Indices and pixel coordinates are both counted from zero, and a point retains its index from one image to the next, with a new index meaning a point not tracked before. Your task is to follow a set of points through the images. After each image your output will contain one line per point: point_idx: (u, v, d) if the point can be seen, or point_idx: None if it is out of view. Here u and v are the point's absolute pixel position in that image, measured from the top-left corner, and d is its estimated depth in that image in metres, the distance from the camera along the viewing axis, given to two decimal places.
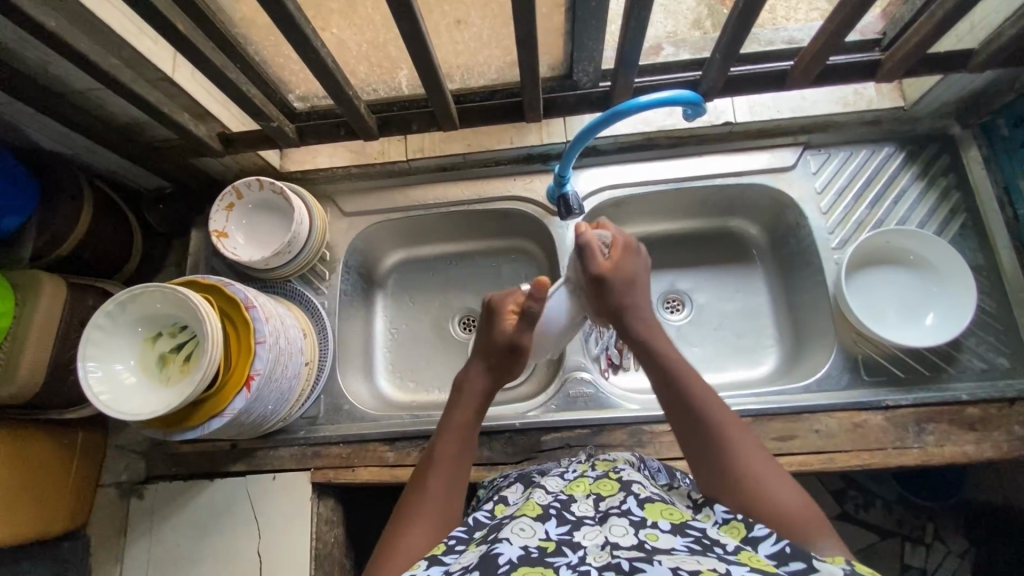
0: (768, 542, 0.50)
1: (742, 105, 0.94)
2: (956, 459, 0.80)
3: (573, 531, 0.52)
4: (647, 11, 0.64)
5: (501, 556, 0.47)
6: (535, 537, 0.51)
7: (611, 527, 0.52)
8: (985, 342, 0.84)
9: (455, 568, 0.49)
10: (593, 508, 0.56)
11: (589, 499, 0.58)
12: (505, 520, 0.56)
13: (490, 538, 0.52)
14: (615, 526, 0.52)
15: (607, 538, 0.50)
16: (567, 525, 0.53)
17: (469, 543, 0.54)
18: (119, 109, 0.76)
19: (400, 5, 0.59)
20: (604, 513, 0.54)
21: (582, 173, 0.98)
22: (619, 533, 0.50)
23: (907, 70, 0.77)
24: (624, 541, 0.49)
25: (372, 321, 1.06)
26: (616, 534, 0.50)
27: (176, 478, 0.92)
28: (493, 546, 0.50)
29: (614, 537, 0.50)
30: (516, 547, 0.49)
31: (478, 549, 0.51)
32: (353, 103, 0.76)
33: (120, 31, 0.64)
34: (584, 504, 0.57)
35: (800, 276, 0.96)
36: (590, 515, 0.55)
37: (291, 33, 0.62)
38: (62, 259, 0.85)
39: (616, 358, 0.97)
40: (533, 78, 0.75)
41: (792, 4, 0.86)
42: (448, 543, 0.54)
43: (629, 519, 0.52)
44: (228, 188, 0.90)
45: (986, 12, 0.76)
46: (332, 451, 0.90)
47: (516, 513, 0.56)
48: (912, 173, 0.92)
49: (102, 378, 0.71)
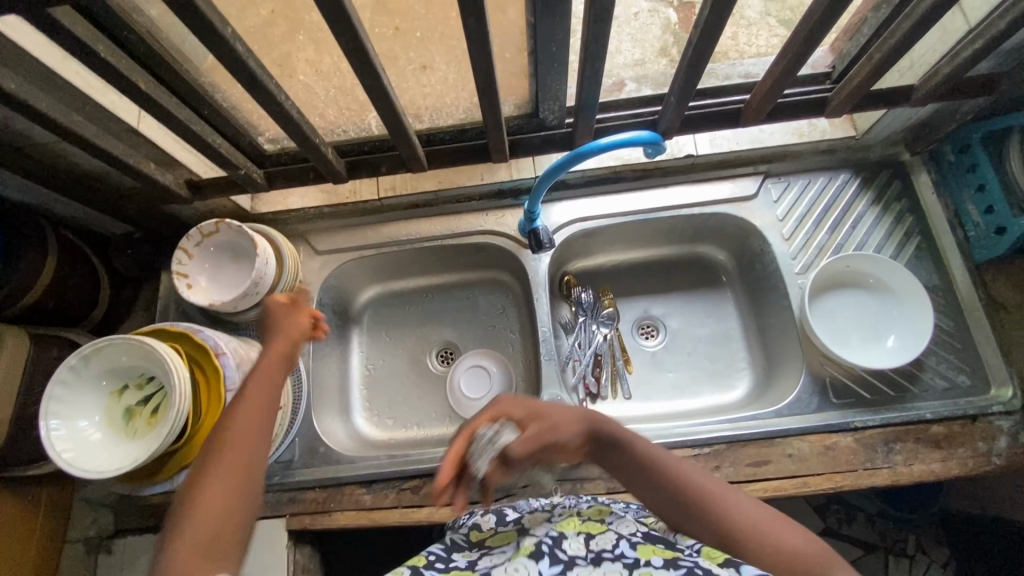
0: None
1: (704, 139, 0.96)
2: (924, 477, 0.81)
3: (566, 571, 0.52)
4: (601, 59, 0.67)
5: None
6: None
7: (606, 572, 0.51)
8: (945, 360, 0.87)
9: None
10: (585, 547, 0.55)
11: (580, 537, 0.57)
12: (496, 563, 0.54)
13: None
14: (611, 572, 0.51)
15: None
16: (561, 565, 0.53)
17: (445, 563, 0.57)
18: (85, 160, 0.76)
19: (361, 61, 0.61)
20: (597, 554, 0.54)
21: (551, 207, 1.00)
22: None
23: (854, 106, 0.81)
24: None
25: (348, 358, 1.05)
26: None
27: (145, 531, 0.89)
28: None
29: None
30: None
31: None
32: (320, 149, 0.77)
33: (80, 88, 0.64)
34: (575, 542, 0.56)
35: (766, 301, 0.99)
36: (582, 556, 0.54)
37: (253, 87, 0.62)
38: (25, 310, 0.83)
39: (594, 386, 0.99)
40: (497, 122, 0.77)
41: (755, 32, 0.94)
42: (428, 560, 0.57)
43: (624, 563, 0.52)
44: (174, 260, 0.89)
45: (923, 50, 0.80)
46: (308, 495, 0.88)
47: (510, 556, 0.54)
48: (867, 200, 0.95)
49: (65, 436, 0.69)
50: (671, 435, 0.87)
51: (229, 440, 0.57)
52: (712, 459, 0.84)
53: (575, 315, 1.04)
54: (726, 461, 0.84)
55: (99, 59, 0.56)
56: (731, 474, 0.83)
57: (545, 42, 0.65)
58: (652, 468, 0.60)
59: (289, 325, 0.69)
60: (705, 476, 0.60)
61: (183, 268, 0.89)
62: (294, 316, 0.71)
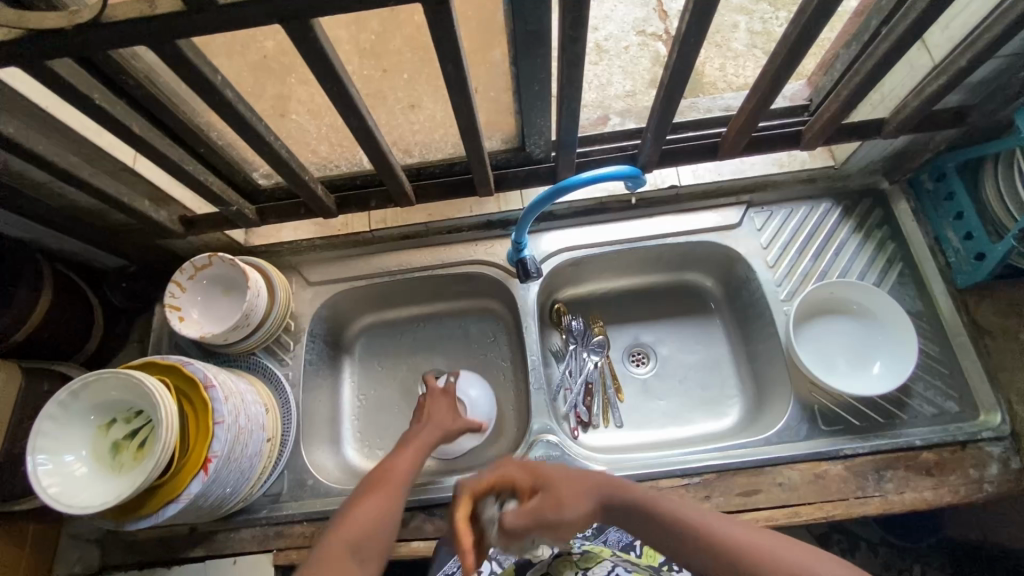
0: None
1: (686, 171, 0.99)
2: (916, 505, 0.81)
3: None
4: (577, 100, 0.70)
5: None
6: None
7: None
8: (933, 386, 0.87)
9: None
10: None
11: None
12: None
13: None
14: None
15: None
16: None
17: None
18: (81, 199, 0.78)
19: (347, 103, 0.63)
20: None
21: (539, 237, 1.01)
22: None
23: (827, 138, 0.84)
24: None
25: (339, 389, 1.06)
26: None
27: (131, 567, 0.88)
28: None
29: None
30: None
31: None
32: (310, 185, 0.79)
33: (78, 132, 0.67)
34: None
35: (754, 328, 1.00)
36: None
37: (243, 130, 0.65)
38: (18, 345, 0.84)
39: (584, 415, 0.99)
40: (482, 157, 0.79)
41: (741, 63, 1.02)
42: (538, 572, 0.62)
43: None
44: (166, 292, 0.90)
45: (893, 84, 0.83)
46: (295, 530, 0.88)
47: None
48: (849, 227, 0.97)
49: (51, 470, 0.69)
50: (660, 465, 0.86)
51: (377, 478, 0.77)
52: (702, 488, 0.84)
53: (566, 343, 1.05)
54: (716, 491, 0.84)
55: (94, 107, 0.59)
56: (721, 504, 0.83)
57: (528, 82, 0.68)
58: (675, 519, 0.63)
59: (438, 411, 0.89)
60: (733, 526, 0.62)
61: (177, 300, 0.90)
62: (444, 405, 0.90)
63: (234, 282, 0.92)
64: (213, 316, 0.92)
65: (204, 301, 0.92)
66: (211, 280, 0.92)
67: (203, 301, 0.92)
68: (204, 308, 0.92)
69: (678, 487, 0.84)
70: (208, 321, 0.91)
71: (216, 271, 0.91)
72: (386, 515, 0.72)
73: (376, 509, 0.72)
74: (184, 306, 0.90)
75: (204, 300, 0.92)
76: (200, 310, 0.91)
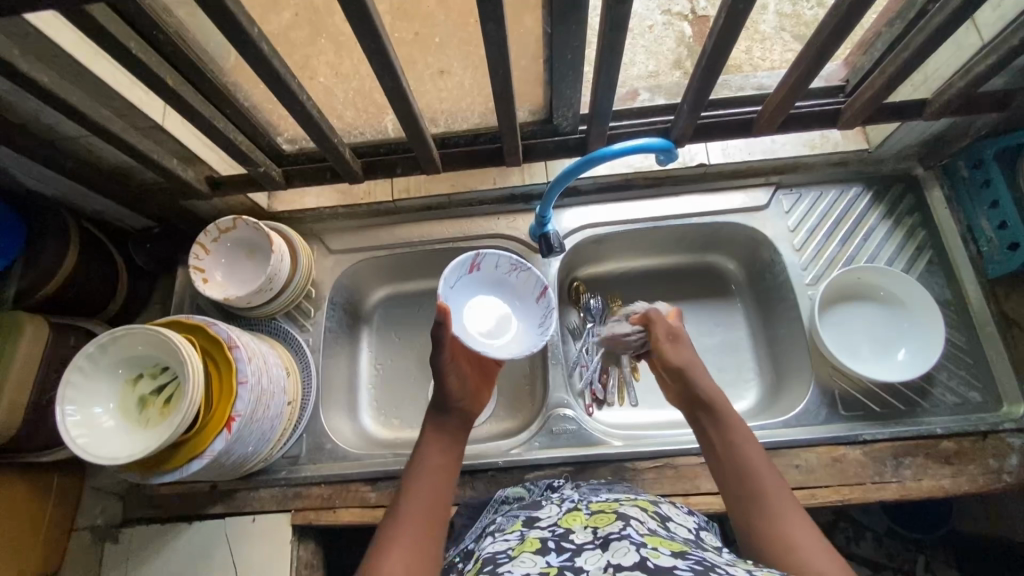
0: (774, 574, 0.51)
1: (716, 149, 0.97)
2: (933, 493, 0.81)
3: (574, 557, 0.52)
4: (615, 66, 0.68)
5: None
6: (537, 566, 0.52)
7: (614, 550, 0.51)
8: (957, 376, 0.86)
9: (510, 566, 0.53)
10: (592, 536, 0.55)
11: (586, 530, 0.57)
12: (499, 554, 0.56)
13: (487, 569, 0.53)
14: (618, 549, 0.51)
15: (610, 560, 0.50)
16: (568, 553, 0.53)
17: (513, 549, 0.56)
18: (110, 155, 0.78)
19: (382, 62, 0.62)
20: (605, 539, 0.53)
21: (562, 212, 1.00)
22: (621, 554, 0.50)
23: (866, 118, 0.81)
24: (626, 560, 0.49)
25: (357, 357, 1.06)
26: (617, 555, 0.50)
27: (153, 521, 0.90)
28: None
29: (616, 559, 0.49)
30: None
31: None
32: (338, 149, 0.79)
33: (111, 84, 0.66)
34: (582, 534, 0.56)
35: (775, 311, 0.99)
36: (590, 542, 0.54)
37: (276, 86, 0.64)
38: (45, 300, 0.86)
39: (599, 393, 0.99)
40: (511, 126, 0.78)
41: (768, 48, 0.99)
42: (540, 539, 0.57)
43: (630, 541, 0.52)
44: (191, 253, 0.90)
45: (938, 64, 0.80)
46: (313, 491, 0.89)
47: (514, 549, 0.56)
48: (879, 213, 0.95)
49: (80, 421, 0.70)
50: (677, 442, 0.87)
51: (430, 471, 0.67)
52: None
53: (583, 321, 1.04)
54: None
55: (131, 57, 0.59)
56: None
57: (562, 50, 0.66)
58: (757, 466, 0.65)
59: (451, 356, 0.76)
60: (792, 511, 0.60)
61: (201, 262, 0.90)
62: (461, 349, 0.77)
63: (257, 245, 0.92)
64: (236, 279, 0.92)
65: (228, 263, 0.92)
66: (234, 242, 0.92)
67: (227, 263, 0.92)
68: (228, 271, 0.92)
69: (694, 465, 0.85)
70: (232, 284, 0.92)
71: (240, 234, 0.91)
72: (445, 493, 0.66)
73: (432, 491, 0.65)
74: (208, 268, 0.91)
75: (228, 262, 0.92)
76: (224, 272, 0.92)
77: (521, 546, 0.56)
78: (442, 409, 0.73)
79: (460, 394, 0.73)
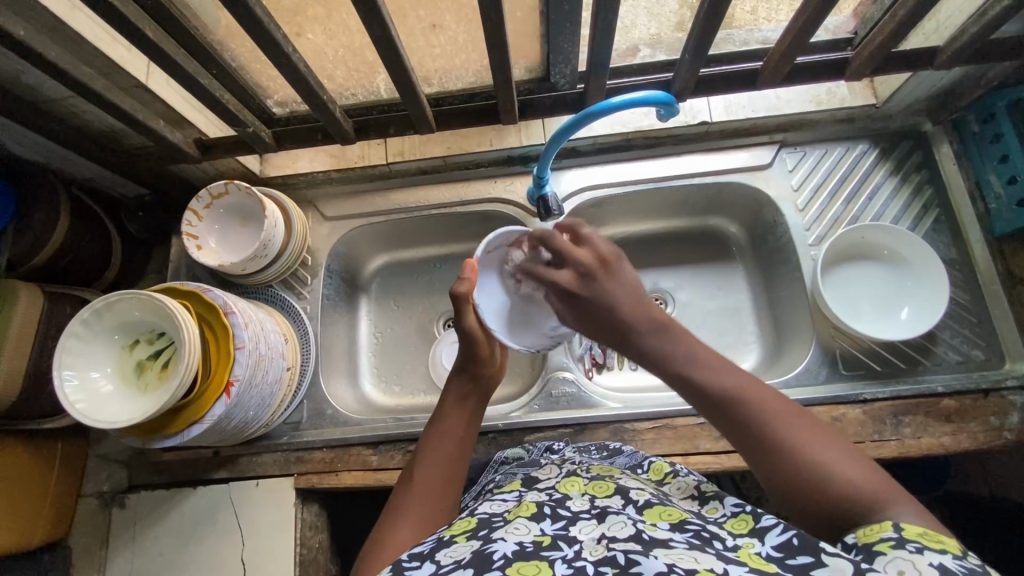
0: (774, 531, 0.48)
1: (719, 105, 0.94)
2: (933, 450, 0.81)
3: (569, 525, 0.51)
4: (616, 11, 0.64)
5: (495, 554, 0.46)
6: (530, 534, 0.50)
7: (610, 523, 0.50)
8: (959, 334, 0.86)
9: (502, 528, 0.51)
10: (588, 504, 0.55)
11: (584, 497, 0.57)
12: (495, 517, 0.55)
13: (481, 534, 0.51)
14: (615, 523, 0.50)
15: (604, 533, 0.49)
16: (563, 520, 0.52)
17: (505, 516, 0.54)
18: (95, 117, 0.76)
19: (367, 10, 0.60)
20: (602, 510, 0.53)
21: (560, 175, 0.98)
22: (617, 527, 0.49)
23: (874, 68, 0.78)
24: (621, 534, 0.49)
25: (356, 324, 1.06)
26: (613, 529, 0.49)
27: (159, 487, 0.91)
28: (486, 548, 0.48)
29: (611, 532, 0.49)
30: (511, 543, 0.48)
31: (469, 544, 0.50)
32: (329, 107, 0.77)
33: (91, 41, 0.64)
34: (580, 501, 0.56)
35: (777, 271, 0.97)
36: (586, 511, 0.54)
37: (260, 38, 0.62)
38: (38, 268, 0.85)
39: (599, 356, 0.99)
40: (507, 81, 0.76)
41: (772, 6, 0.86)
42: (538, 506, 0.55)
43: (627, 516, 0.51)
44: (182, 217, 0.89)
45: (950, 12, 0.77)
46: (315, 456, 0.90)
47: (509, 513, 0.54)
48: (885, 171, 0.93)
49: (78, 386, 0.70)
50: (676, 404, 0.87)
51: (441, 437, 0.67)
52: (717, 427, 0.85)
53: None
54: None
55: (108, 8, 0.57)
56: None
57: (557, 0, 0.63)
58: (746, 394, 0.56)
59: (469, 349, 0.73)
60: (808, 426, 0.53)
61: (194, 229, 0.89)
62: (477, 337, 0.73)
63: (249, 214, 0.91)
64: (228, 247, 0.91)
65: (220, 230, 0.91)
66: (226, 208, 0.90)
67: (219, 230, 0.91)
68: (220, 239, 0.91)
69: (694, 425, 0.85)
70: (226, 251, 0.91)
71: (235, 200, 0.89)
72: (458, 459, 0.66)
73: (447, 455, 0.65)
74: (200, 234, 0.89)
75: (220, 230, 0.91)
76: (216, 239, 0.91)
77: (518, 511, 0.54)
78: (469, 380, 0.73)
79: (491, 360, 0.74)
